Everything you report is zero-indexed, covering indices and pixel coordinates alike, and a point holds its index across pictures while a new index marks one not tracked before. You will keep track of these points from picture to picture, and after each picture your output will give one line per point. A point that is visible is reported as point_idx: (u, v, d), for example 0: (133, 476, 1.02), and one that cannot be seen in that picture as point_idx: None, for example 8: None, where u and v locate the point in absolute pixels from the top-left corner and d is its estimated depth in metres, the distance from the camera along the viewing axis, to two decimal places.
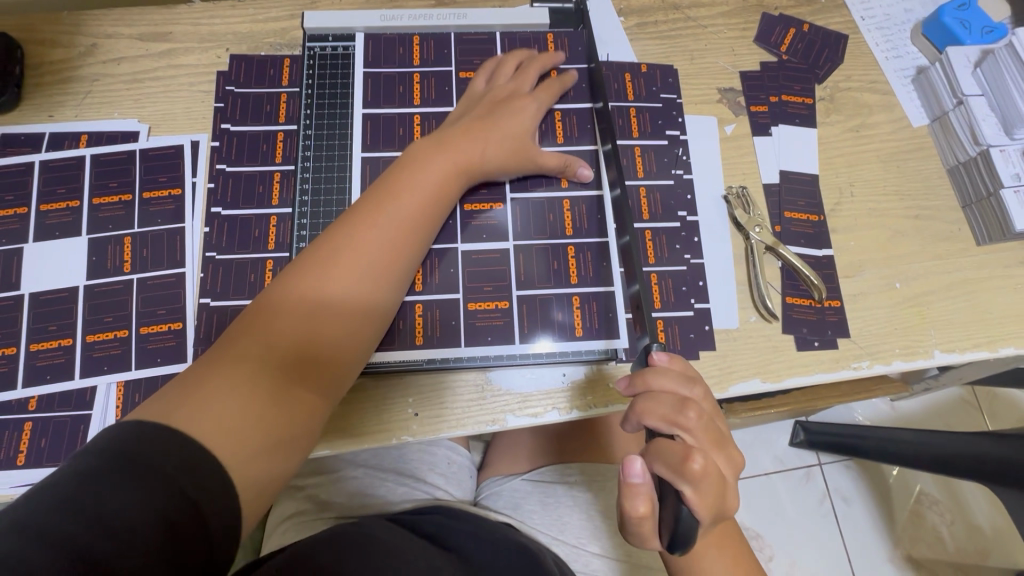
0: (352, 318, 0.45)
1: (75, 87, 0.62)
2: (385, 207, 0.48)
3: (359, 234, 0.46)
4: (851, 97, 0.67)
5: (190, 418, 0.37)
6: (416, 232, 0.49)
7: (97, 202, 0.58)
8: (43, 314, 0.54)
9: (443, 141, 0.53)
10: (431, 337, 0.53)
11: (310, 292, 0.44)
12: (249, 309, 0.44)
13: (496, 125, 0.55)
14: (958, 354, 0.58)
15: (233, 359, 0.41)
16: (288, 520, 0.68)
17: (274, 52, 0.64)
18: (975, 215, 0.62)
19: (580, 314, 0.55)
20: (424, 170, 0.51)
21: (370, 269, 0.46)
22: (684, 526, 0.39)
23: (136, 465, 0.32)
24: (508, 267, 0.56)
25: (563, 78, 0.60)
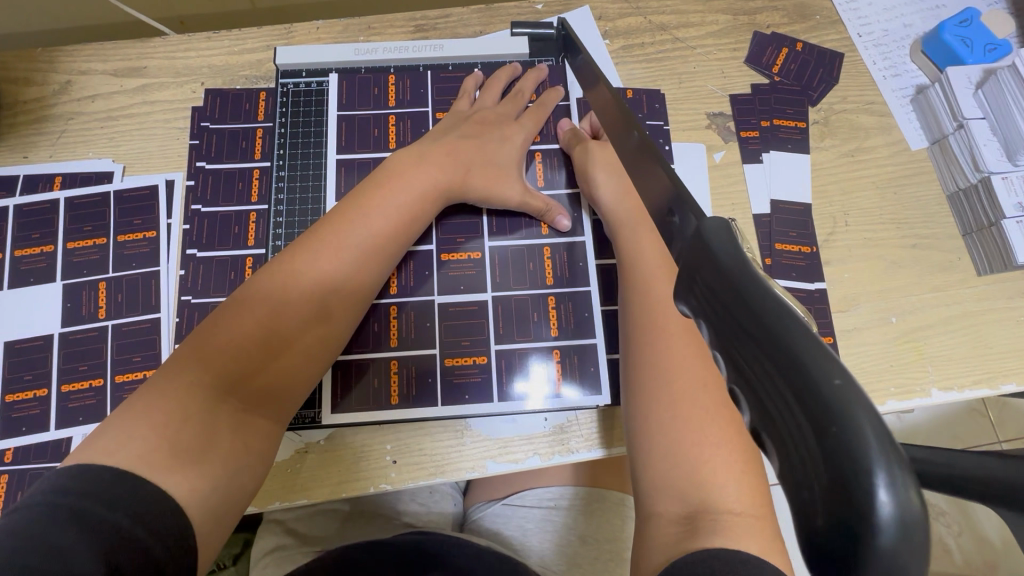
0: (313, 339, 0.45)
1: (49, 127, 0.61)
2: (352, 222, 0.47)
3: (322, 255, 0.46)
4: (847, 119, 0.64)
5: (138, 453, 0.35)
6: (381, 253, 0.48)
7: (73, 245, 0.57)
8: (18, 363, 0.53)
9: (423, 157, 0.52)
10: (407, 396, 0.52)
11: (269, 310, 0.43)
12: (201, 330, 0.42)
13: (480, 150, 0.55)
14: (956, 392, 0.56)
15: (180, 384, 0.39)
16: (267, 555, 0.67)
17: (249, 85, 0.63)
18: (975, 243, 0.59)
19: (561, 368, 0.53)
20: (397, 186, 0.50)
21: (332, 290, 0.46)
22: (891, 538, 0.14)
23: (81, 517, 0.31)
24: (486, 319, 0.54)
25: (546, 99, 0.59)
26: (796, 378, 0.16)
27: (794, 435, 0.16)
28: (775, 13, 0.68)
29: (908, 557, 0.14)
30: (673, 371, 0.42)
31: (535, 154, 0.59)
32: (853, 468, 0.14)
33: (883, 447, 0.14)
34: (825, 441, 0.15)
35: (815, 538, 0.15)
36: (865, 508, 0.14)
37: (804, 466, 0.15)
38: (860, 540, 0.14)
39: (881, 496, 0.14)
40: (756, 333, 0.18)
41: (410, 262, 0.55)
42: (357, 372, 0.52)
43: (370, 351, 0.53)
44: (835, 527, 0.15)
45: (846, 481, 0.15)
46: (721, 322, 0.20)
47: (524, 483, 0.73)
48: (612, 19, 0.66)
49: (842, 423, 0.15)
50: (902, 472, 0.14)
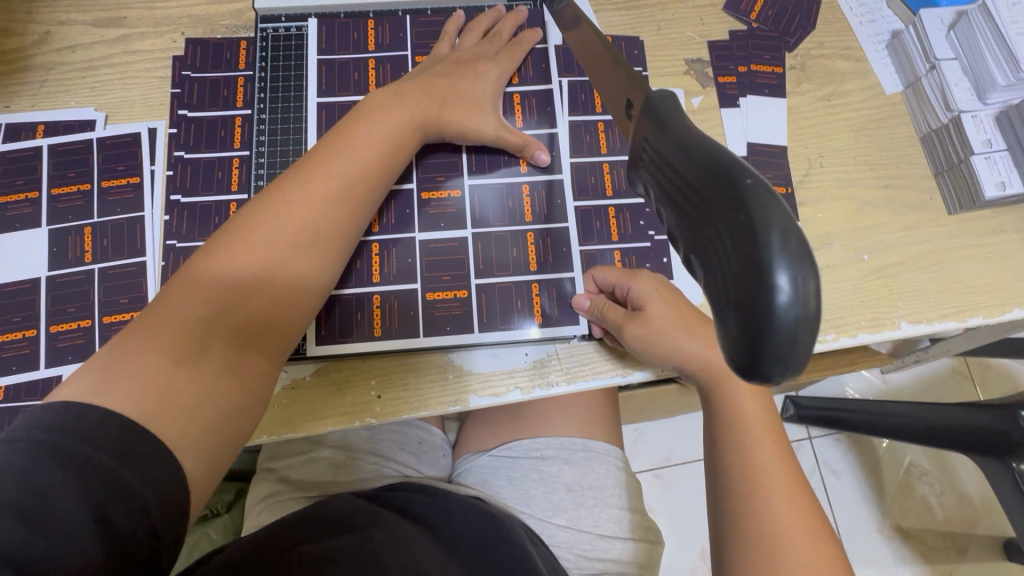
0: (302, 271, 0.45)
1: (30, 77, 0.61)
2: (336, 160, 0.48)
3: (304, 189, 0.46)
4: (822, 64, 0.65)
5: (121, 393, 0.36)
6: (364, 187, 0.49)
7: (57, 192, 0.58)
8: (7, 306, 0.54)
9: (402, 95, 0.52)
10: (389, 328, 0.53)
11: (256, 246, 0.43)
12: (186, 267, 0.43)
13: (455, 87, 0.55)
14: (925, 325, 0.58)
15: (168, 319, 0.40)
16: (261, 501, 0.68)
17: (229, 34, 0.63)
18: (946, 182, 0.60)
19: (539, 301, 0.55)
20: (377, 126, 0.50)
21: (319, 221, 0.46)
22: (791, 315, 0.16)
23: (62, 455, 0.32)
24: (467, 256, 0.55)
25: (523, 38, 0.60)
26: (721, 196, 0.18)
27: (717, 252, 0.18)
28: None
29: (805, 334, 0.17)
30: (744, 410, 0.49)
31: (513, 95, 0.60)
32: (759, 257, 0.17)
33: (786, 236, 0.17)
34: (743, 247, 0.17)
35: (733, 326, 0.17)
36: (769, 288, 0.16)
37: (725, 276, 0.17)
38: (764, 317, 0.16)
39: (783, 283, 0.16)
40: (692, 176, 0.20)
41: (392, 201, 0.56)
42: (340, 307, 0.53)
43: (352, 286, 0.54)
44: (746, 314, 0.17)
45: (758, 277, 0.16)
46: (660, 175, 0.22)
47: (511, 430, 0.74)
48: None
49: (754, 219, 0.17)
50: (804, 260, 0.16)
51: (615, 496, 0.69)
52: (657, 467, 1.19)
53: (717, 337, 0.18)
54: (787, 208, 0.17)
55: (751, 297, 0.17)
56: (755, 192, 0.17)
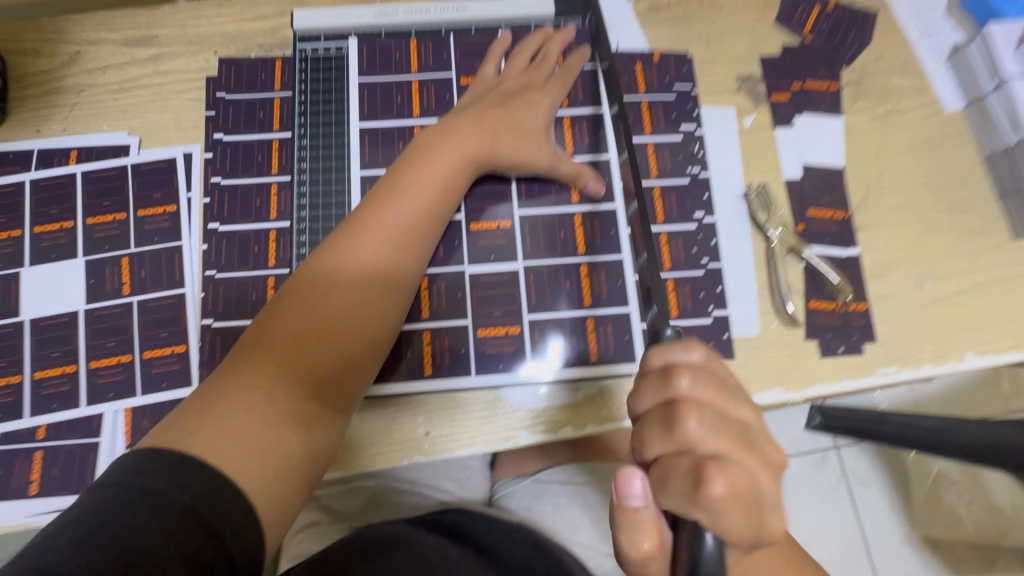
0: (364, 324, 0.44)
1: (61, 100, 0.59)
2: (397, 201, 0.47)
3: (365, 241, 0.45)
4: (879, 80, 0.62)
5: (204, 441, 0.36)
6: (423, 233, 0.48)
7: (92, 221, 0.56)
8: (45, 340, 0.53)
9: (455, 132, 0.51)
10: (439, 367, 0.52)
11: (327, 295, 0.43)
12: (256, 323, 0.43)
13: (508, 117, 0.53)
14: (990, 356, 0.55)
15: (242, 376, 0.40)
16: (306, 530, 0.69)
17: (264, 54, 0.61)
18: (1013, 206, 0.58)
19: (594, 337, 0.53)
20: (436, 164, 0.49)
21: (380, 272, 0.45)
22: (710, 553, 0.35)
23: (148, 498, 0.32)
24: (518, 290, 0.53)
25: (573, 61, 0.57)
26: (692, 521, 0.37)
27: None
28: None
29: None
30: None
31: (563, 120, 0.58)
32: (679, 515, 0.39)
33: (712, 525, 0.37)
34: None
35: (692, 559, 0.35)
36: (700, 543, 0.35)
37: None
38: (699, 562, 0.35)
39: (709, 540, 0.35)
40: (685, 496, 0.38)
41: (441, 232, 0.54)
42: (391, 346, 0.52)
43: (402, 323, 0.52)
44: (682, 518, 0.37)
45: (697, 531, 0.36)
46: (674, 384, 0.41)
47: (551, 455, 0.73)
48: None
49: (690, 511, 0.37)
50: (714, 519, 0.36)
51: None
52: None
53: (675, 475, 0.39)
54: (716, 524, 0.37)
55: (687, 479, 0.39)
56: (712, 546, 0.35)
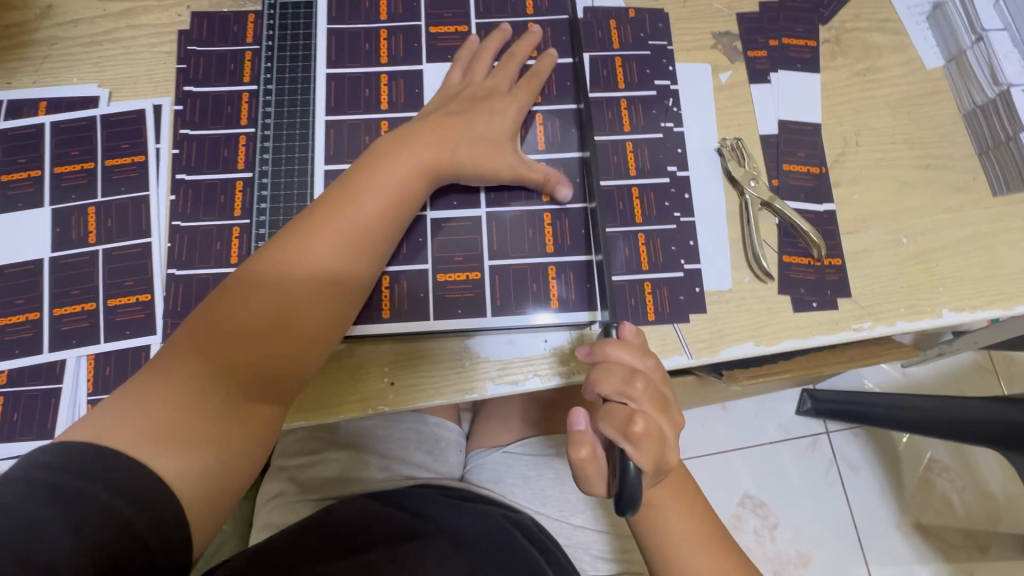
0: (306, 339, 0.44)
1: (32, 52, 0.59)
2: (342, 212, 0.46)
3: (309, 254, 0.45)
4: (858, 37, 0.61)
5: (130, 433, 0.38)
6: (372, 249, 0.47)
7: (59, 171, 0.56)
8: (9, 288, 0.53)
9: (415, 146, 0.49)
10: (398, 311, 0.51)
11: (264, 303, 0.43)
12: (201, 317, 0.43)
13: (469, 126, 0.51)
14: (967, 313, 0.54)
15: (183, 376, 0.41)
16: (274, 500, 0.68)
17: (236, 7, 0.60)
18: (992, 161, 0.57)
19: (556, 285, 0.52)
20: (387, 175, 0.48)
21: (323, 287, 0.45)
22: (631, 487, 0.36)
23: (65, 491, 0.35)
24: (481, 236, 0.53)
25: (543, 64, 0.55)
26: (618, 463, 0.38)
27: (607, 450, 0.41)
28: None
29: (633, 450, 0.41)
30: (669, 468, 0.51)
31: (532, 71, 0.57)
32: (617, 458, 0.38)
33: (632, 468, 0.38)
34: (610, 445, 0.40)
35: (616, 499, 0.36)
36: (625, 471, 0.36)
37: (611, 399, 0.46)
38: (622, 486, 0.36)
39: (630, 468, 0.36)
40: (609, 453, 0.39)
41: None
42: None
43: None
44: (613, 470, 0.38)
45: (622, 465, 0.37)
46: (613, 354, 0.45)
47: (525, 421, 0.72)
48: None
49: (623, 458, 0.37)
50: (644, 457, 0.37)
51: None
52: None
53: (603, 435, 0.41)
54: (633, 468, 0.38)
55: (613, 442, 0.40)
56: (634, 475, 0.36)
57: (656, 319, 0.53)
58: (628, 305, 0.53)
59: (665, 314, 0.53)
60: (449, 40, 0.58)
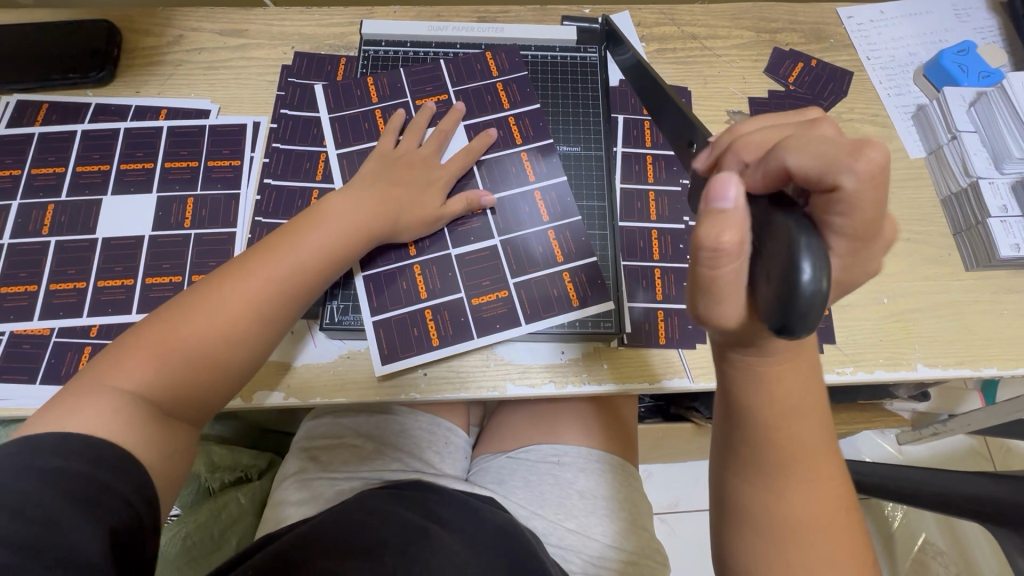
0: (229, 361, 0.49)
1: (160, 70, 0.72)
2: (290, 244, 0.53)
3: (249, 284, 0.50)
4: (852, 127, 0.72)
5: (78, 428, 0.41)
6: (302, 286, 0.53)
7: (169, 165, 0.66)
8: (112, 256, 0.62)
9: (359, 205, 0.56)
10: (444, 335, 0.59)
11: (205, 320, 0.48)
12: (128, 337, 0.47)
13: (404, 187, 0.59)
14: (939, 369, 0.61)
15: (105, 380, 0.44)
16: (293, 477, 0.74)
17: (331, 52, 0.73)
18: (964, 241, 0.65)
19: (572, 286, 0.60)
20: (331, 217, 0.55)
21: (269, 303, 0.51)
22: (810, 292, 0.26)
23: (78, 479, 0.38)
24: (501, 260, 0.61)
25: (474, 146, 0.63)
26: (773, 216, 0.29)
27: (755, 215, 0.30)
28: (793, 33, 0.77)
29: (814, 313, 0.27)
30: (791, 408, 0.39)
31: (508, 118, 0.67)
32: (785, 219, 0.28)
33: (810, 241, 0.27)
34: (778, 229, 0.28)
35: (763, 303, 0.28)
36: (798, 271, 0.26)
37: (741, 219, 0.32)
38: (797, 296, 0.26)
39: (806, 268, 0.26)
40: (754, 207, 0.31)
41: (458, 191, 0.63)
42: (394, 324, 0.59)
43: (393, 259, 0.60)
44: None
45: (791, 269, 0.26)
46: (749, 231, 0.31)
47: (533, 433, 0.78)
48: (649, 26, 0.76)
49: (794, 229, 0.28)
50: (824, 263, 0.26)
51: (624, 509, 0.72)
52: (663, 512, 1.20)
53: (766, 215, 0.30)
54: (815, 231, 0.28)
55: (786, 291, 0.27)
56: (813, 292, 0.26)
57: (665, 345, 0.61)
58: (642, 329, 0.61)
59: (673, 340, 0.61)
60: (493, 99, 0.68)
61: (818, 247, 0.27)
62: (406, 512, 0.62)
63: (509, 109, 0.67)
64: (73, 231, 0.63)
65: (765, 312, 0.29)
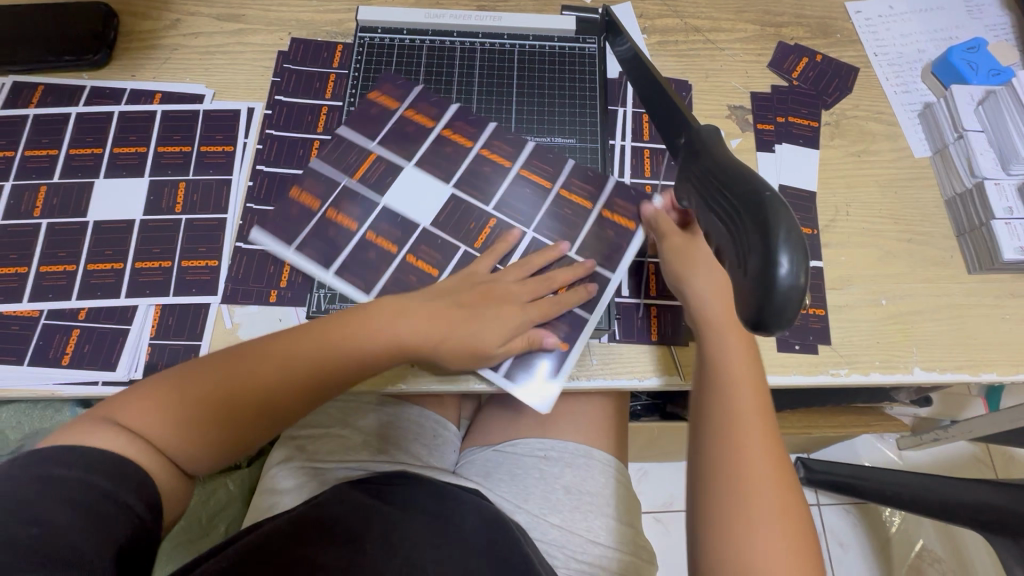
0: (245, 422, 0.49)
1: (156, 54, 0.71)
2: (358, 316, 0.53)
3: (310, 351, 0.51)
4: (855, 124, 0.70)
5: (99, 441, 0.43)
6: (309, 387, 0.50)
7: (161, 150, 0.66)
8: (102, 240, 0.61)
9: (408, 314, 0.53)
10: None
11: (251, 381, 0.49)
12: (154, 380, 0.49)
13: (472, 317, 0.54)
14: (937, 374, 0.60)
15: (109, 414, 0.46)
16: (278, 464, 0.73)
17: (328, 39, 0.73)
18: (967, 243, 0.64)
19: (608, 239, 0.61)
20: (399, 300, 0.54)
21: (308, 372, 0.51)
22: (787, 284, 0.26)
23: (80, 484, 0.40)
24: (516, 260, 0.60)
25: (499, 248, 0.59)
26: (751, 200, 0.28)
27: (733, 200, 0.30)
28: (799, 28, 0.75)
29: (791, 303, 0.26)
30: (741, 460, 0.49)
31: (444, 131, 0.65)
32: (757, 202, 0.28)
33: (789, 233, 0.26)
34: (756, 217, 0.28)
35: (735, 297, 0.28)
36: (776, 265, 0.26)
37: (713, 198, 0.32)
38: (772, 288, 0.26)
39: (783, 262, 0.26)
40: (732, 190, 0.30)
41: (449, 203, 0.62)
42: None
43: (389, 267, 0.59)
44: (716, 223, 0.31)
45: (768, 262, 0.26)
46: (726, 211, 0.30)
47: (522, 427, 0.78)
48: (652, 18, 0.75)
49: (768, 217, 0.27)
50: (802, 256, 0.26)
51: (612, 506, 0.71)
52: (657, 511, 1.19)
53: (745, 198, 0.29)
54: (791, 218, 0.27)
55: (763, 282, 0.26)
56: (790, 285, 0.26)
57: (672, 338, 0.60)
58: (634, 325, 0.61)
59: (671, 335, 0.60)
60: (416, 128, 0.65)
61: (796, 239, 0.26)
62: (390, 505, 0.62)
63: (437, 124, 0.65)
64: (65, 214, 0.62)
65: (739, 301, 0.28)
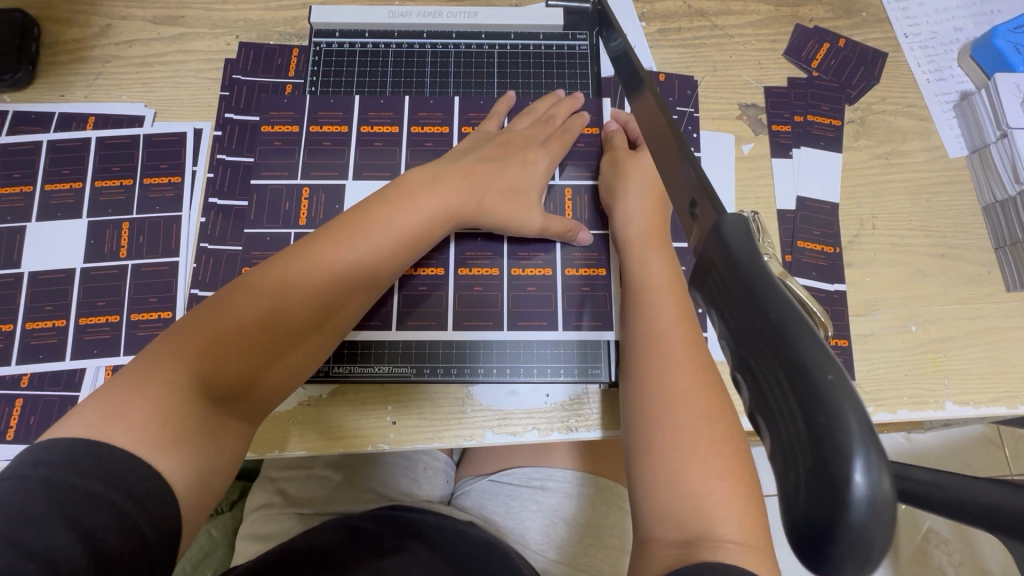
0: (268, 351, 0.41)
1: (86, 68, 0.62)
2: (371, 223, 0.47)
3: (329, 258, 0.45)
4: (883, 120, 0.62)
5: (94, 429, 0.34)
6: (397, 259, 0.48)
7: (100, 184, 0.58)
8: (41, 293, 0.55)
9: (415, 199, 0.49)
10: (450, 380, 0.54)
11: (260, 305, 0.42)
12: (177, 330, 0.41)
13: (502, 174, 0.54)
14: (971, 408, 0.54)
15: (131, 382, 0.37)
16: (256, 510, 0.70)
17: (282, 42, 0.63)
18: (1007, 257, 0.57)
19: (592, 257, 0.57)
20: (408, 206, 0.49)
21: (333, 273, 0.44)
22: (862, 508, 0.16)
23: (94, 498, 0.31)
24: (501, 295, 0.56)
25: (498, 108, 0.59)
26: (789, 350, 0.18)
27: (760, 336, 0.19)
28: (819, 6, 0.66)
29: (877, 533, 0.16)
30: (677, 404, 0.42)
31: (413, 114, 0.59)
32: (800, 363, 0.18)
33: (859, 420, 0.16)
34: (800, 382, 0.17)
35: (784, 502, 0.18)
36: (843, 478, 0.16)
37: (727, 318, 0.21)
38: (836, 523, 0.16)
39: (857, 473, 0.16)
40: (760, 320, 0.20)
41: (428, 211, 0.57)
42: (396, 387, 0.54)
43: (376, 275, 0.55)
44: (738, 360, 0.21)
45: (830, 469, 0.16)
46: (749, 354, 0.20)
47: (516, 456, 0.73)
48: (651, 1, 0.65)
49: (816, 382, 0.17)
50: (878, 451, 0.16)
51: (615, 536, 0.67)
52: None
53: (779, 337, 0.19)
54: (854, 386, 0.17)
55: (825, 496, 0.16)
56: (864, 512, 0.16)
57: None
58: None
59: None
60: (334, 170, 0.58)
61: (868, 431, 0.16)
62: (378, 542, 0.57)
63: (352, 126, 0.59)
64: None
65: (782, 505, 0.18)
